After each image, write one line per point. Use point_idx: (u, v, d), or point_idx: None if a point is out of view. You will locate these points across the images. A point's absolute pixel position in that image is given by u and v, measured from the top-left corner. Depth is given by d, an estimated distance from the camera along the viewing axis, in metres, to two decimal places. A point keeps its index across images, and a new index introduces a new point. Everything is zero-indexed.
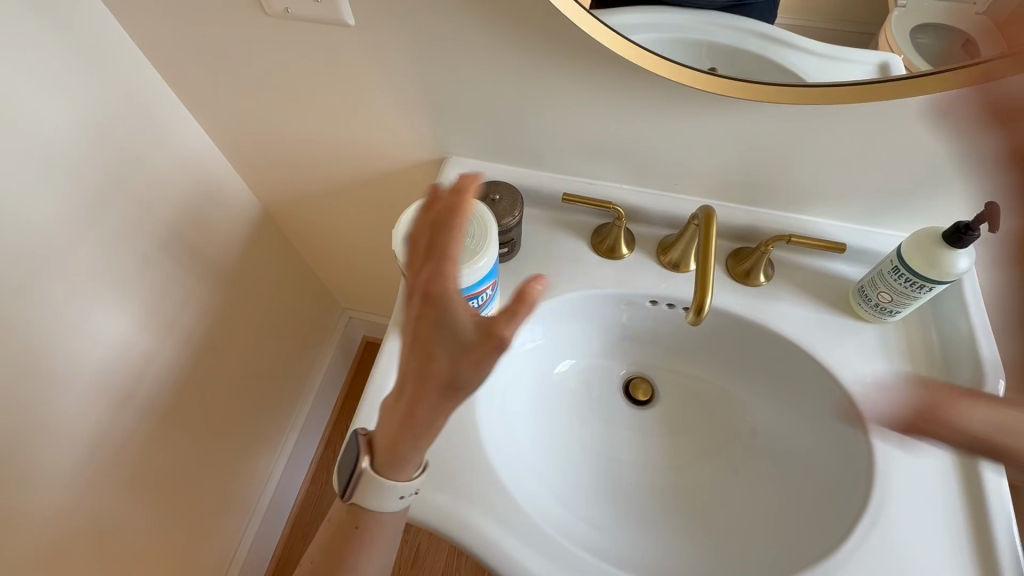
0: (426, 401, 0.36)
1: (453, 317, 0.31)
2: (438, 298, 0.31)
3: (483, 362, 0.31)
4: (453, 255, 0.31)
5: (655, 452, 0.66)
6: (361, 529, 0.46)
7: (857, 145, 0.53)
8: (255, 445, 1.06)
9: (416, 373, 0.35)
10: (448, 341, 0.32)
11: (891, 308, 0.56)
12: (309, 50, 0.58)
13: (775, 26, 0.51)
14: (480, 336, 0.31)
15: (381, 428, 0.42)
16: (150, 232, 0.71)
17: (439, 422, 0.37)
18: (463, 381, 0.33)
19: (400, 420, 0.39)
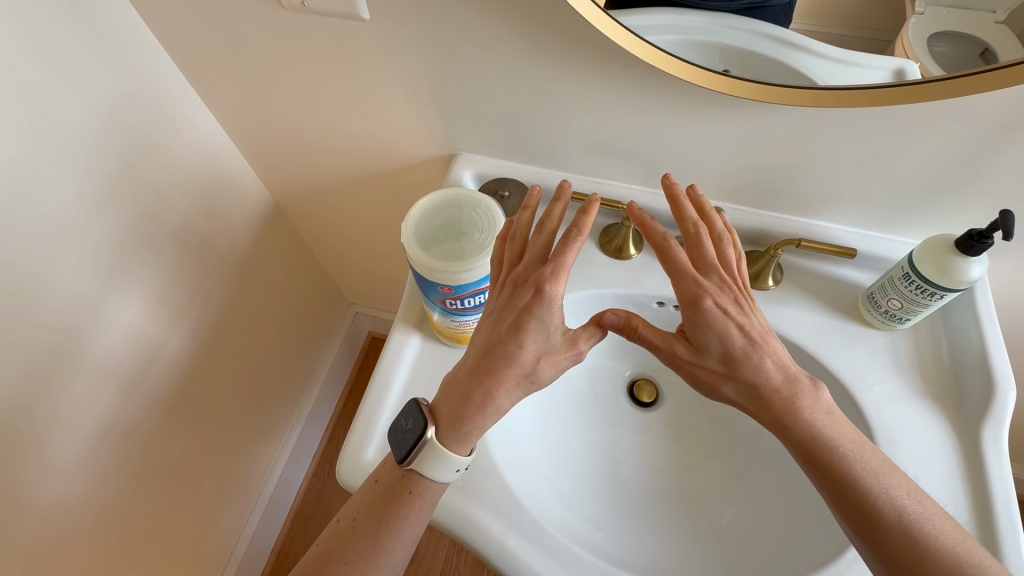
0: (506, 382, 0.45)
1: (553, 317, 0.45)
2: (550, 296, 0.44)
3: (563, 358, 0.46)
4: (567, 268, 0.45)
5: (658, 453, 0.66)
6: (413, 496, 0.46)
7: (871, 150, 0.53)
8: (261, 436, 1.07)
9: (507, 353, 0.45)
10: (543, 334, 0.45)
11: (901, 316, 0.56)
12: (324, 44, 0.59)
13: (789, 30, 0.51)
14: (566, 341, 0.46)
15: (445, 402, 0.47)
16: (163, 220, 0.72)
17: (505, 411, 0.46)
18: (543, 368, 0.46)
19: (472, 392, 0.46)
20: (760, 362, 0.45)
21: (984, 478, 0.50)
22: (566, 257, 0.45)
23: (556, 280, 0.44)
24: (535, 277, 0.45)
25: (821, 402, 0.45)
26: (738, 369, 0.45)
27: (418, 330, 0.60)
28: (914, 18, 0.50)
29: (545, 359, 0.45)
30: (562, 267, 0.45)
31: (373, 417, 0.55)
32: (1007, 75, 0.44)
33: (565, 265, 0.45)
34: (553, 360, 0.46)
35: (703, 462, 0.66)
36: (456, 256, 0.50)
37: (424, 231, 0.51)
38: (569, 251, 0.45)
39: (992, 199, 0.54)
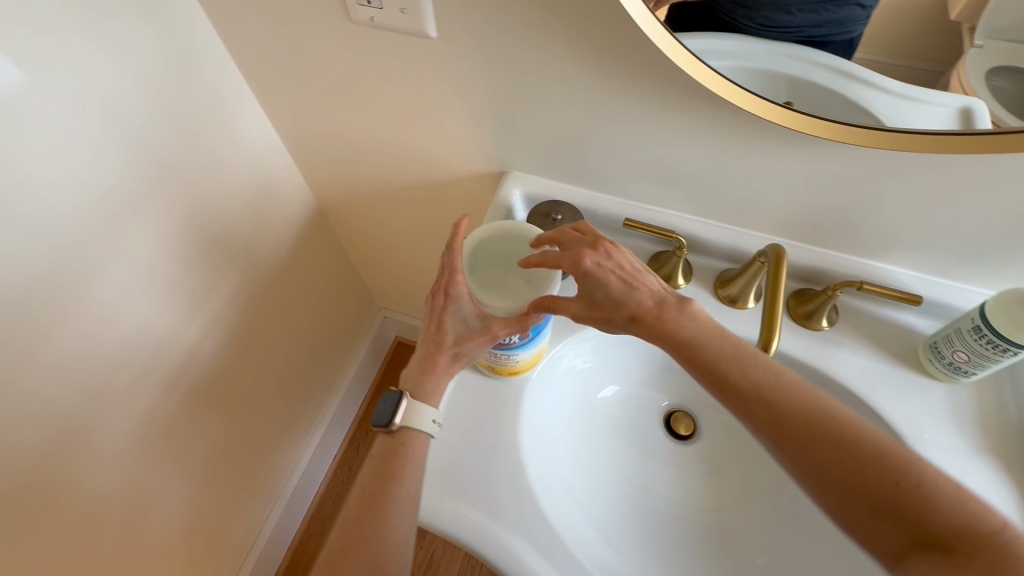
0: (441, 356, 0.53)
1: (464, 306, 0.52)
2: (456, 293, 0.52)
3: (481, 340, 0.51)
4: (461, 269, 0.52)
5: (694, 489, 0.64)
6: (406, 447, 0.50)
7: (944, 196, 0.50)
8: (286, 434, 1.07)
9: (436, 341, 0.53)
10: (461, 320, 0.52)
11: (967, 369, 0.53)
12: (386, 59, 0.59)
13: (852, 62, 0.50)
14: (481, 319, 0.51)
15: (411, 370, 0.54)
16: (212, 218, 0.73)
17: (451, 373, 0.54)
18: (467, 349, 0.52)
19: (428, 362, 0.53)
20: (642, 300, 0.48)
21: None
22: (455, 259, 0.52)
23: (455, 280, 0.52)
24: (443, 284, 0.53)
25: (695, 312, 0.49)
26: (625, 301, 0.49)
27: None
28: (971, 51, 0.48)
29: (465, 340, 0.51)
30: (457, 271, 0.52)
31: None
32: None
33: (459, 266, 0.52)
34: (475, 339, 0.51)
35: (741, 502, 0.63)
36: (494, 288, 0.51)
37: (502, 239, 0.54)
38: (457, 258, 0.52)
39: None
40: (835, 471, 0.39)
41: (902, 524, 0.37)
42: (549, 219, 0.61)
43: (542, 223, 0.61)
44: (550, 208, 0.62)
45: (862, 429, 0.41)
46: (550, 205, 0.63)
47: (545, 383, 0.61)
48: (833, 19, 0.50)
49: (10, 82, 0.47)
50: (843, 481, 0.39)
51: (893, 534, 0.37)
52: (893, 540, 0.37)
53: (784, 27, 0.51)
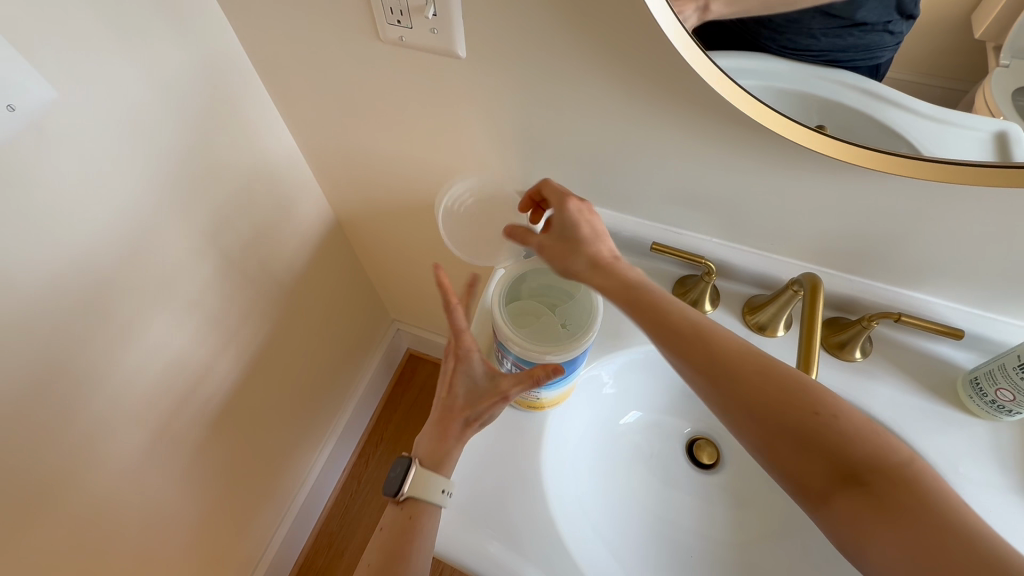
0: (453, 421, 0.53)
1: (474, 367, 0.54)
2: (465, 355, 0.54)
3: (491, 399, 0.52)
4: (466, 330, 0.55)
5: (719, 522, 0.62)
6: (414, 521, 0.49)
7: (988, 229, 0.48)
8: (297, 448, 1.06)
9: (448, 406, 0.54)
10: (471, 381, 0.54)
11: (1010, 408, 0.51)
12: (413, 77, 0.59)
13: (881, 83, 0.49)
14: (489, 378, 0.53)
15: (422, 441, 0.53)
16: (232, 230, 0.73)
17: (461, 441, 0.52)
18: (477, 411, 0.52)
19: (439, 431, 0.53)
20: (600, 249, 0.50)
21: None
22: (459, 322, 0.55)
23: (463, 342, 0.54)
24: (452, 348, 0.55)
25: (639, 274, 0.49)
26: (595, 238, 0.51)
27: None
28: (997, 70, 0.47)
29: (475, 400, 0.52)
30: (462, 334, 0.55)
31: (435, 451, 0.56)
32: None
33: (462, 327, 0.54)
34: (483, 400, 0.52)
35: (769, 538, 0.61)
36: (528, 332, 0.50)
37: (537, 282, 0.54)
38: (460, 320, 0.55)
39: None
40: (775, 409, 0.38)
41: (831, 457, 0.36)
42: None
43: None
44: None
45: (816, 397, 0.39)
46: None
47: (568, 408, 0.60)
48: (857, 45, 0.49)
49: (40, 95, 0.46)
50: (767, 409, 0.38)
51: (825, 469, 0.36)
52: (822, 480, 0.36)
53: (807, 51, 0.49)
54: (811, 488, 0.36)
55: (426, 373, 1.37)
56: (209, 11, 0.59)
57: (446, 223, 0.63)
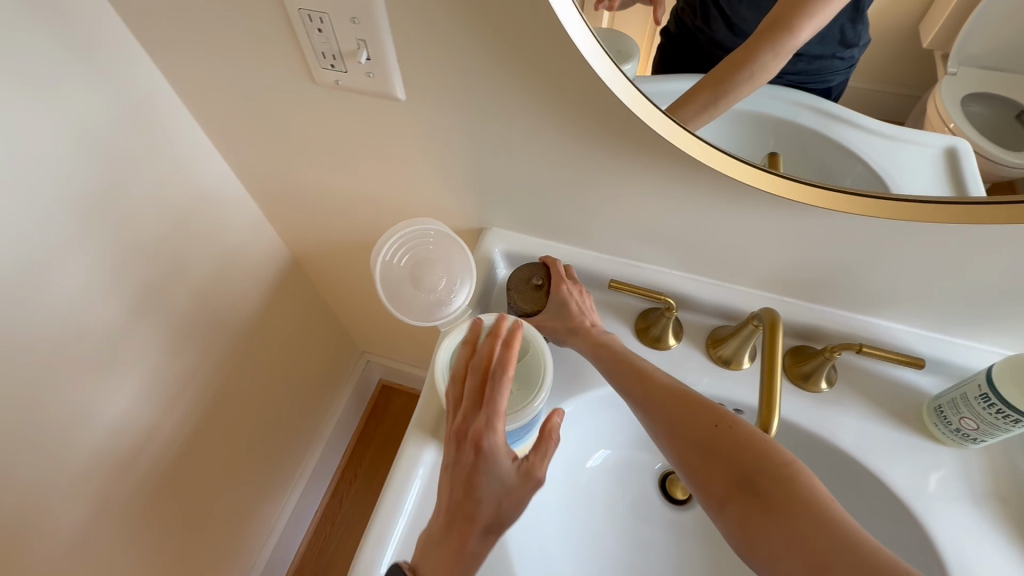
0: (473, 534, 0.43)
1: (501, 463, 0.44)
2: (492, 447, 0.43)
3: (525, 496, 0.44)
4: (501, 413, 0.44)
5: (694, 563, 0.60)
6: None
7: (942, 259, 0.48)
8: (263, 498, 1.01)
9: (467, 512, 0.43)
10: (497, 482, 0.44)
11: (975, 436, 0.50)
12: (355, 118, 0.56)
13: (835, 103, 0.51)
14: (522, 475, 0.44)
15: (425, 559, 0.43)
16: (175, 279, 0.69)
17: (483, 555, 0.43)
18: (508, 514, 0.43)
19: (451, 551, 0.42)
20: (583, 320, 0.56)
21: None
22: (498, 403, 0.44)
23: (491, 430, 0.44)
24: (473, 432, 0.44)
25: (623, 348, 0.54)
26: (573, 314, 0.56)
27: (433, 440, 0.53)
28: (945, 78, 0.48)
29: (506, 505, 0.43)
30: (491, 418, 0.44)
31: (382, 533, 0.48)
32: None
33: (500, 410, 0.44)
34: (515, 503, 0.44)
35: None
36: None
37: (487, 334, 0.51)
38: (502, 399, 0.44)
39: None
40: (687, 418, 0.44)
41: (732, 458, 0.41)
42: (531, 284, 0.59)
43: (522, 288, 0.60)
44: (531, 271, 0.60)
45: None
46: (533, 266, 0.61)
47: None
48: (807, 69, 0.50)
49: None
50: (678, 420, 0.44)
51: (726, 477, 0.40)
52: (722, 484, 0.40)
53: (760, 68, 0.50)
54: (713, 494, 0.40)
55: (400, 404, 1.33)
56: (134, 58, 0.56)
57: (386, 289, 0.54)
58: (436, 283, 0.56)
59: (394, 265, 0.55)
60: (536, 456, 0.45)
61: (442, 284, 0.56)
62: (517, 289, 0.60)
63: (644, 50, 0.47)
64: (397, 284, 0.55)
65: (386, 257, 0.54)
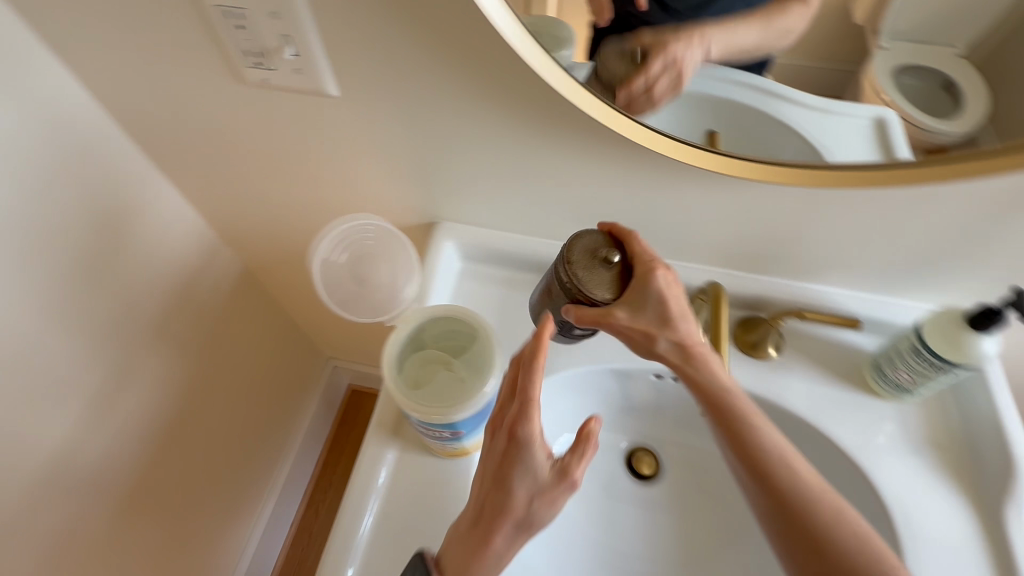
0: (501, 528, 0.41)
1: (536, 458, 0.42)
2: (526, 439, 0.41)
3: (559, 495, 0.42)
4: (537, 405, 0.42)
5: (663, 535, 0.61)
6: None
7: (871, 223, 0.50)
8: (235, 516, 0.98)
9: (496, 505, 0.42)
10: (530, 477, 0.42)
11: (911, 389, 0.53)
12: (289, 118, 0.55)
13: (767, 77, 0.47)
14: (557, 474, 0.42)
15: (450, 546, 0.42)
16: (114, 297, 0.66)
17: (509, 549, 0.42)
18: (539, 513, 0.42)
19: (476, 542, 0.41)
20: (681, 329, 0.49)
21: (1010, 562, 0.48)
22: (533, 395, 0.42)
23: (525, 424, 0.41)
24: (508, 421, 0.42)
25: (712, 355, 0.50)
26: (670, 319, 0.48)
27: (395, 438, 0.53)
28: (877, 52, 0.46)
29: (539, 504, 0.41)
30: (525, 408, 0.42)
31: (347, 535, 0.48)
32: (1000, 161, 0.43)
33: (533, 402, 0.42)
34: (547, 502, 0.42)
35: (712, 545, 0.61)
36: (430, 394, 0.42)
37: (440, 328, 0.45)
38: (533, 389, 0.42)
39: (993, 267, 0.52)
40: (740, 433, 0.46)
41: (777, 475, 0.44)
42: (598, 259, 0.46)
43: (588, 261, 0.46)
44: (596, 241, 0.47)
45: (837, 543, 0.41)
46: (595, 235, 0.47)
47: None
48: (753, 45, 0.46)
49: None
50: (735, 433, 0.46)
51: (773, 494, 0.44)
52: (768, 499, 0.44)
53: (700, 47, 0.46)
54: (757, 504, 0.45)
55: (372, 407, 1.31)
56: (44, 66, 0.53)
57: (327, 283, 0.58)
58: (377, 277, 0.59)
59: (335, 262, 0.58)
60: (572, 457, 0.42)
61: (382, 275, 0.59)
62: (583, 262, 0.45)
63: (580, 28, 0.44)
64: (341, 280, 0.58)
65: (326, 256, 0.57)
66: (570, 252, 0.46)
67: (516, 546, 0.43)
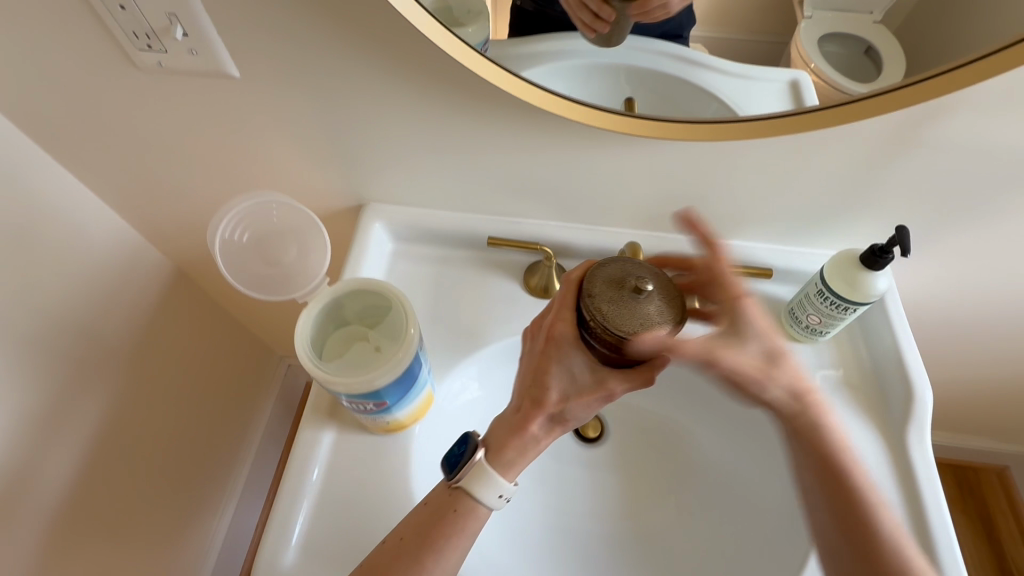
0: (539, 417, 0.48)
1: (574, 359, 0.48)
2: (563, 342, 0.47)
3: (592, 399, 0.47)
4: (571, 314, 0.47)
5: (609, 492, 0.63)
6: (457, 515, 0.45)
7: (773, 174, 0.53)
8: (191, 523, 0.96)
9: (536, 398, 0.48)
10: (567, 373, 0.48)
11: (821, 329, 0.56)
12: (196, 105, 0.53)
13: (690, 47, 0.49)
14: (595, 380, 0.47)
15: (497, 429, 0.49)
16: (26, 302, 0.63)
17: (544, 440, 0.49)
18: (572, 409, 0.48)
19: (517, 424, 0.48)
20: (788, 367, 0.48)
21: (913, 478, 0.52)
22: (570, 305, 0.48)
23: (565, 331, 0.47)
24: (548, 328, 0.48)
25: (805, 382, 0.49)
26: (782, 356, 0.48)
27: (331, 420, 0.53)
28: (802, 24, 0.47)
29: (574, 400, 0.47)
30: (561, 317, 0.47)
31: (286, 519, 0.48)
32: (886, 102, 0.44)
33: (568, 313, 0.47)
34: (582, 399, 0.48)
35: (656, 496, 0.63)
36: (347, 367, 0.42)
37: (359, 303, 0.46)
38: (568, 300, 0.48)
39: (886, 211, 0.55)
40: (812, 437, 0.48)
41: (836, 473, 0.47)
42: (626, 290, 0.44)
43: (612, 292, 0.44)
44: (624, 273, 0.45)
45: (829, 431, 0.48)
46: (625, 267, 0.46)
47: (435, 427, 0.56)
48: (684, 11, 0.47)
49: None
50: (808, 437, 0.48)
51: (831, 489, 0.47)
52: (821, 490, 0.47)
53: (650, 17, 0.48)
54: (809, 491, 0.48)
55: None
56: None
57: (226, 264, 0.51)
58: (286, 254, 0.55)
59: (235, 242, 0.52)
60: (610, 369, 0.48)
61: (293, 254, 0.55)
62: (605, 293, 0.44)
63: (495, 7, 0.46)
64: (242, 260, 0.52)
65: (224, 234, 0.51)
66: (592, 285, 0.45)
67: (551, 436, 0.49)
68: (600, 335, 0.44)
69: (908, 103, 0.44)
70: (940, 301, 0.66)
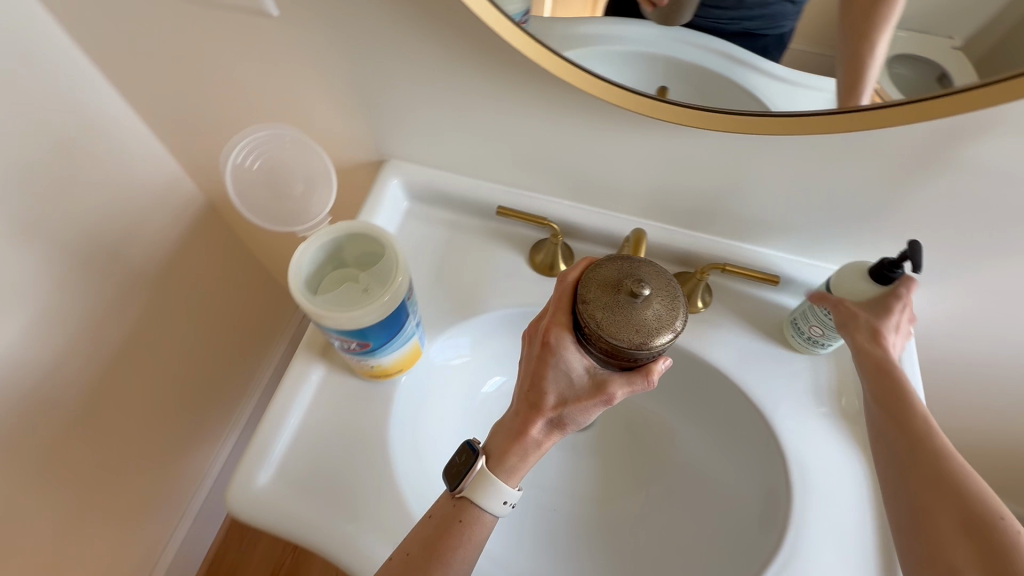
0: (537, 422, 0.46)
1: (568, 362, 0.46)
2: (558, 346, 0.45)
3: (590, 403, 0.45)
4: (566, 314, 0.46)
5: (583, 473, 0.64)
6: (463, 524, 0.45)
7: (793, 176, 0.51)
8: (194, 444, 1.01)
9: (533, 402, 0.47)
10: (564, 377, 0.46)
11: (822, 342, 0.55)
12: (239, 43, 0.56)
13: (746, 51, 0.47)
14: (592, 383, 0.45)
15: (497, 435, 0.48)
16: (67, 211, 0.68)
17: (545, 444, 0.47)
18: (571, 414, 0.46)
19: (516, 430, 0.47)
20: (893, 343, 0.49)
21: None
22: (563, 306, 0.46)
23: (559, 334, 0.45)
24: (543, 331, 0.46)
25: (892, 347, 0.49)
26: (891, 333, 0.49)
27: (322, 358, 0.55)
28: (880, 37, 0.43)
29: (571, 406, 0.45)
30: (553, 318, 0.46)
31: (266, 442, 0.51)
32: (940, 106, 0.41)
33: (562, 314, 0.46)
34: (580, 404, 0.45)
35: (629, 485, 0.63)
36: (336, 300, 0.44)
37: (357, 249, 0.48)
38: (563, 300, 0.46)
39: (908, 230, 0.53)
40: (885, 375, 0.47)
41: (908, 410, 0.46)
42: (622, 293, 0.43)
43: (607, 297, 0.43)
44: (622, 275, 0.44)
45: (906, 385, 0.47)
46: (624, 269, 0.45)
47: (420, 382, 0.58)
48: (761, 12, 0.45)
49: None
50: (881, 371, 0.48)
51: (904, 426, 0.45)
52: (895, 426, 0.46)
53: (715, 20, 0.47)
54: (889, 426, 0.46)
55: None
56: None
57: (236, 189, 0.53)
58: (293, 189, 0.58)
59: (246, 168, 0.54)
60: (609, 372, 0.45)
61: (300, 189, 0.58)
62: (599, 300, 0.43)
63: None
64: (252, 189, 0.55)
65: (236, 160, 0.52)
66: (586, 290, 0.44)
67: (551, 440, 0.48)
68: (594, 343, 0.43)
69: (966, 107, 0.40)
70: (960, 337, 0.62)
